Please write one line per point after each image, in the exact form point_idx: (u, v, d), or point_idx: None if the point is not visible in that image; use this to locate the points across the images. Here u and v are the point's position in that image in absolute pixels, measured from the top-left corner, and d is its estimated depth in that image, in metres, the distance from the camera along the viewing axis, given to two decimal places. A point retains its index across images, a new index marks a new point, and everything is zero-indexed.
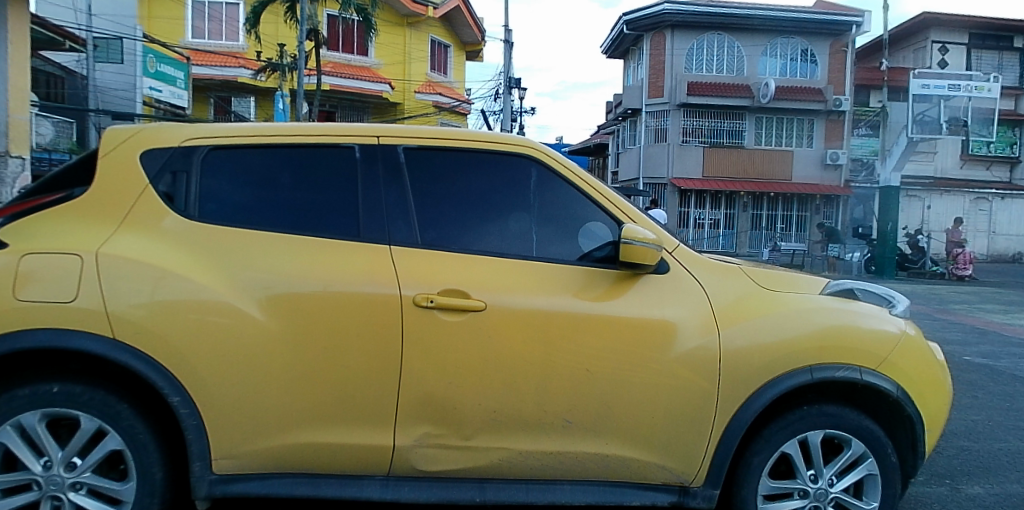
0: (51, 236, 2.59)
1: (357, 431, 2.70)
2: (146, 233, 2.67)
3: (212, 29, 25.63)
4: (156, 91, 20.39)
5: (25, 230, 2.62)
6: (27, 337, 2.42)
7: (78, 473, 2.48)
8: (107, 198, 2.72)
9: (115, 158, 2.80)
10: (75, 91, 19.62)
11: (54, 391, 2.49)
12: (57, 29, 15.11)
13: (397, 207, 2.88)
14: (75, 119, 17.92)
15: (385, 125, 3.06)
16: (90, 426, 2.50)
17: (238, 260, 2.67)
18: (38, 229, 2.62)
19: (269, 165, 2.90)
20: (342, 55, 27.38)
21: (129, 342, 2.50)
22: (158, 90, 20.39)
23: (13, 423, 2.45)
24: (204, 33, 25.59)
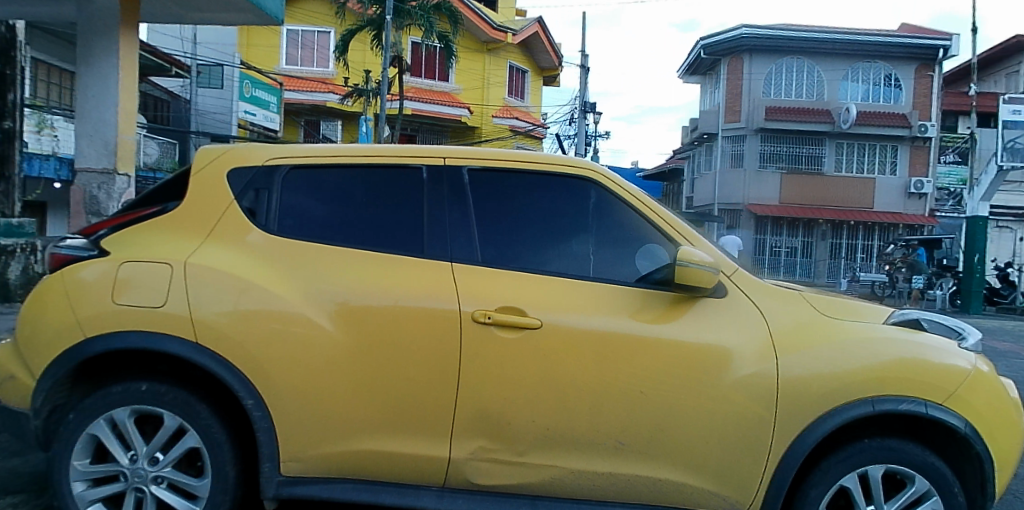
0: (148, 246, 2.84)
1: (415, 440, 2.79)
2: (231, 245, 2.88)
3: (305, 56, 27.17)
4: (251, 114, 21.64)
5: (125, 241, 2.89)
6: (122, 337, 2.67)
7: (159, 467, 2.65)
8: (197, 213, 2.96)
9: (205, 176, 3.05)
10: (179, 114, 21.46)
11: (142, 388, 2.70)
12: (164, 56, 16.49)
13: (459, 225, 2.99)
14: (179, 140, 19.67)
15: (450, 146, 3.19)
16: (171, 423, 2.67)
17: (310, 272, 2.83)
18: (136, 240, 2.88)
19: (342, 182, 3.08)
20: (425, 81, 28.51)
21: (208, 347, 2.70)
22: (252, 114, 21.66)
23: (106, 417, 2.68)
24: (297, 60, 27.11)
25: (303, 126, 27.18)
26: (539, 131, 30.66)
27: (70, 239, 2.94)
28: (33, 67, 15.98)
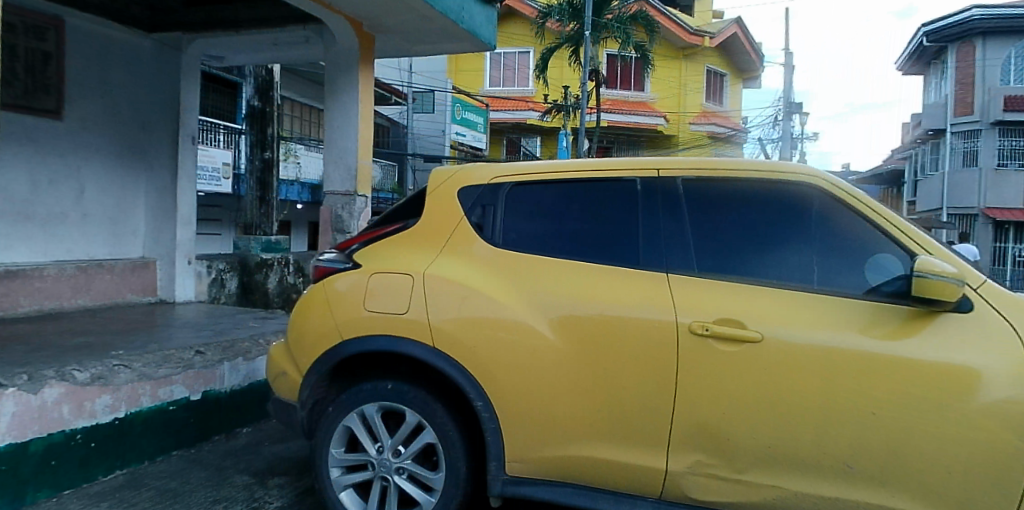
0: (391, 258, 3.14)
1: (633, 450, 2.80)
2: (460, 257, 3.10)
3: (505, 77, 28.70)
4: (461, 136, 23.78)
5: (373, 254, 3.21)
6: (374, 340, 2.98)
7: (402, 459, 2.92)
8: (430, 228, 3.22)
9: (438, 195, 3.31)
10: (397, 139, 23.20)
11: (388, 387, 2.98)
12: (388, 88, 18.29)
13: (676, 237, 2.97)
14: (399, 163, 22.02)
15: (662, 157, 3.19)
16: (412, 419, 2.93)
17: (532, 283, 2.96)
18: (380, 253, 3.20)
19: (559, 197, 3.19)
20: (621, 91, 28.69)
21: (444, 351, 2.92)
22: (462, 135, 23.72)
23: (358, 411, 2.99)
24: (501, 81, 28.73)
25: (508, 142, 28.74)
26: (740, 135, 29.82)
27: (326, 252, 3.31)
28: (284, 104, 17.39)
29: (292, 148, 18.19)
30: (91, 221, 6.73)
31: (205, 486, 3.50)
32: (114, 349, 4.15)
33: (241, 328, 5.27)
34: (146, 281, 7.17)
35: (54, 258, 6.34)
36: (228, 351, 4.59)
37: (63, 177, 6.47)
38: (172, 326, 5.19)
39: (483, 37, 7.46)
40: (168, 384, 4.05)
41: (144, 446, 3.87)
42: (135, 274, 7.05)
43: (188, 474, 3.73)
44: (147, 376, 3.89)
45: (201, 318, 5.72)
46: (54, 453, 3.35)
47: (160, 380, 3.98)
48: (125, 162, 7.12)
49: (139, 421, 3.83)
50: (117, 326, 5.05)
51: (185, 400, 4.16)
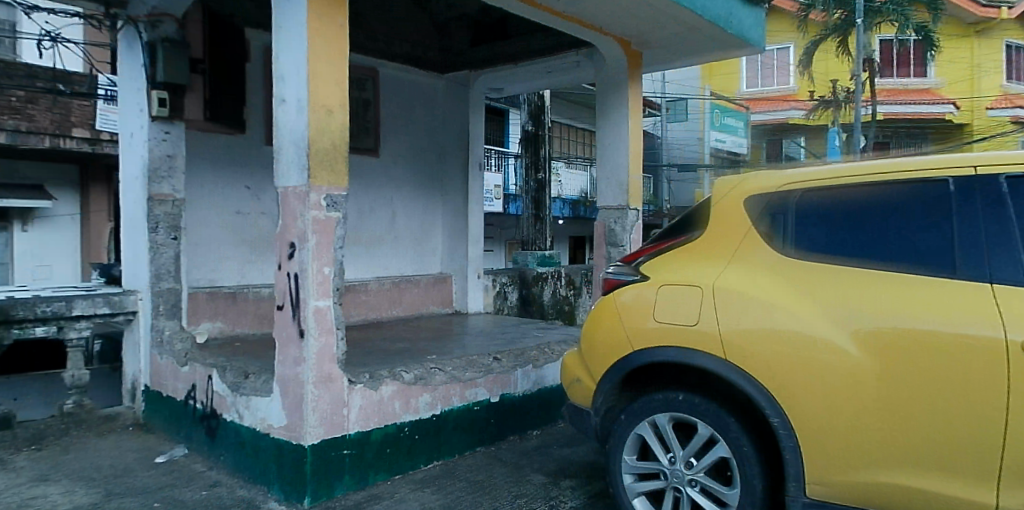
0: (679, 267, 2.91)
1: (970, 487, 2.08)
2: (745, 265, 2.71)
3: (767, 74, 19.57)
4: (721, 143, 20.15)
5: (661, 263, 3.01)
6: (662, 352, 2.81)
7: (694, 471, 2.77)
8: (714, 239, 2.87)
9: (721, 206, 2.93)
10: (652, 151, 20.43)
11: (680, 397, 2.89)
12: None
13: (1008, 245, 2.23)
14: (655, 176, 20.36)
15: (991, 152, 2.43)
16: (703, 431, 2.79)
17: (824, 291, 2.46)
18: (671, 262, 2.96)
19: (852, 200, 2.60)
20: (906, 68, 20.13)
21: (733, 361, 2.59)
22: (722, 141, 20.10)
23: (650, 419, 2.98)
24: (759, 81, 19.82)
25: (767, 143, 19.90)
26: None
27: (612, 264, 3.19)
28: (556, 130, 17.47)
29: (555, 169, 17.72)
30: (400, 242, 6.10)
31: (511, 482, 3.42)
32: (427, 353, 4.15)
33: (527, 335, 5.07)
34: (444, 294, 6.42)
35: (377, 275, 5.90)
36: (521, 357, 4.30)
37: (379, 201, 5.88)
38: (467, 333, 5.10)
39: (752, 40, 5.12)
40: (472, 386, 3.88)
41: (460, 441, 3.78)
42: (436, 289, 6.33)
43: (491, 469, 3.63)
44: (458, 377, 3.76)
45: (493, 328, 5.48)
46: (390, 442, 3.39)
47: (467, 382, 3.81)
48: (424, 187, 6.31)
49: (452, 419, 3.71)
50: (425, 333, 5.01)
51: (486, 401, 3.95)
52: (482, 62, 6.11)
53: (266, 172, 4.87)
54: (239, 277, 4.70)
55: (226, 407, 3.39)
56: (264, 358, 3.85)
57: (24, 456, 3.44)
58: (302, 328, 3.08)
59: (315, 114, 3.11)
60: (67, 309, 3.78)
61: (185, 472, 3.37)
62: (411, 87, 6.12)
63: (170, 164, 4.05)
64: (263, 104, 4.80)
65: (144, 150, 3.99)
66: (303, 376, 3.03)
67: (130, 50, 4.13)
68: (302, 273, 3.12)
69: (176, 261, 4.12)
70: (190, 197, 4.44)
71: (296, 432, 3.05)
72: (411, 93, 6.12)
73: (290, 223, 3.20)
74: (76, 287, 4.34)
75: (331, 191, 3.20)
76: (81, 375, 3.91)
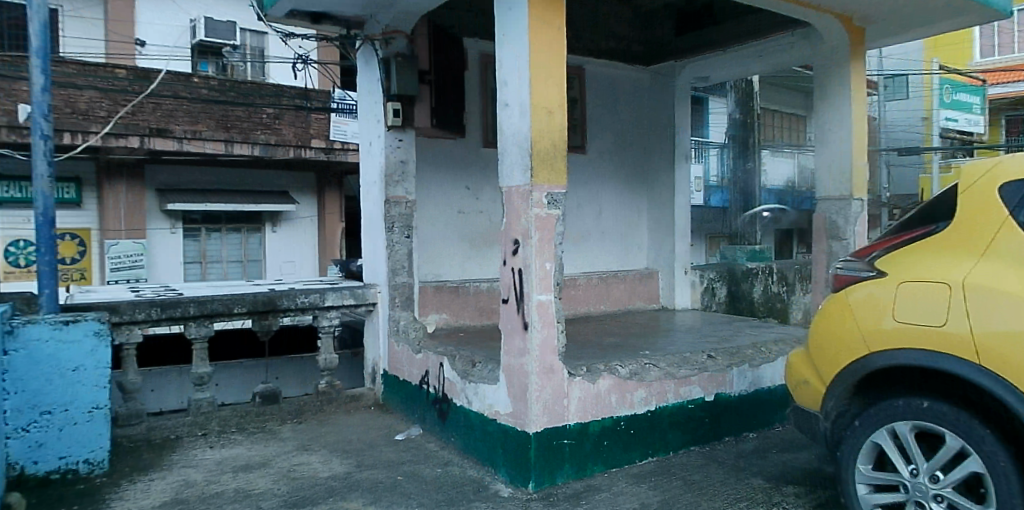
0: (925, 264, 2.52)
1: None
2: (1008, 258, 2.30)
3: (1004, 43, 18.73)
4: (954, 121, 17.95)
5: (898, 260, 2.65)
6: (904, 355, 2.46)
7: (941, 486, 2.29)
8: (967, 230, 2.48)
9: (976, 192, 2.55)
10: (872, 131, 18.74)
11: (924, 405, 2.43)
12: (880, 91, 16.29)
13: None
14: (873, 160, 18.75)
15: None
16: (953, 444, 2.31)
17: None
18: (910, 258, 2.60)
19: None
20: None
21: (990, 368, 2.22)
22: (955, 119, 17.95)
23: (888, 428, 2.54)
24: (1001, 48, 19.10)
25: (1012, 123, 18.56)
26: None
27: (842, 260, 2.87)
28: (764, 116, 16.89)
29: (763, 157, 17.33)
30: (607, 238, 6.14)
31: (727, 485, 3.45)
32: (642, 348, 4.31)
33: (740, 335, 4.91)
34: (651, 290, 6.36)
35: (587, 272, 5.97)
36: (736, 357, 4.34)
37: (587, 200, 5.98)
38: (675, 329, 5.10)
39: (998, 5, 4.58)
40: (687, 383, 4.03)
41: (670, 438, 3.94)
42: (642, 285, 6.30)
43: (706, 469, 3.73)
44: (672, 375, 3.92)
45: (702, 324, 5.42)
46: (605, 435, 3.63)
47: (681, 379, 3.97)
48: (629, 185, 6.31)
49: (666, 415, 3.91)
50: (635, 328, 5.09)
51: (701, 400, 4.08)
52: (684, 53, 6.02)
53: (482, 173, 5.14)
54: (460, 271, 5.03)
55: (457, 393, 3.79)
56: (489, 348, 4.11)
57: (289, 428, 4.05)
58: (526, 321, 3.37)
59: (536, 117, 3.41)
60: (320, 301, 4.30)
61: (424, 451, 3.81)
62: (611, 83, 6.11)
63: (403, 169, 4.48)
64: (478, 109, 5.08)
65: (382, 156, 4.44)
66: (527, 367, 3.32)
67: (367, 66, 4.62)
68: (526, 269, 3.44)
69: (409, 257, 4.54)
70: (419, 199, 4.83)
71: (521, 420, 3.35)
72: (607, 89, 6.08)
73: (514, 222, 3.54)
74: (324, 280, 5.04)
75: (551, 189, 3.46)
76: (331, 358, 4.39)
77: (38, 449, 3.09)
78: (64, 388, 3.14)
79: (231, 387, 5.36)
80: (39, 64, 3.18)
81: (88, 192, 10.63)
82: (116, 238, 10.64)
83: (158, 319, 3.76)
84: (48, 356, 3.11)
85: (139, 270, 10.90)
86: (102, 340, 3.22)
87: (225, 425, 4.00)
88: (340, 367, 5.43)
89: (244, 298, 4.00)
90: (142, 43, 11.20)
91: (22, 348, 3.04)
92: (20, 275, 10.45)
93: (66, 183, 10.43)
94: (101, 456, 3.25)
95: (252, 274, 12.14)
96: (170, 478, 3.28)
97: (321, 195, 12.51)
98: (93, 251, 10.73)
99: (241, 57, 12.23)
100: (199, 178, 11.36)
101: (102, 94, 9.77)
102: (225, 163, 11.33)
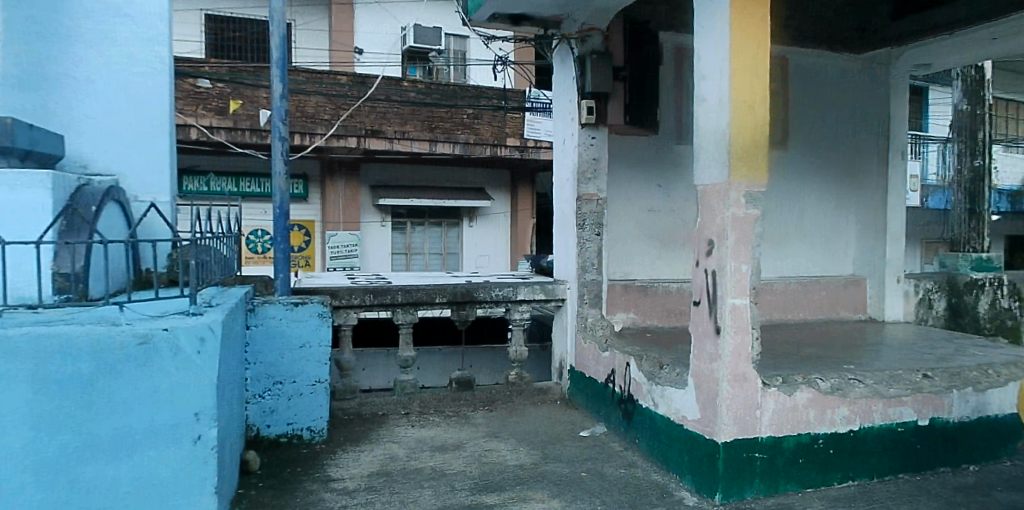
0: None
1: None
2: None
3: None
4: None
5: None
6: None
7: None
8: None
9: None
10: None
11: None
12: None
13: None
14: None
15: None
16: None
17: None
18: None
19: None
20: None
21: None
22: None
23: None
24: None
25: None
26: None
27: None
28: (999, 107, 14.84)
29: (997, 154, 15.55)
30: (809, 242, 5.82)
31: None
32: (845, 363, 4.02)
33: (964, 355, 4.31)
34: (857, 299, 5.91)
35: (794, 277, 5.74)
36: (957, 378, 3.82)
37: (788, 200, 5.71)
38: (885, 346, 4.63)
39: None
40: (897, 404, 3.61)
41: (875, 462, 3.57)
42: (845, 292, 5.86)
43: (920, 501, 3.35)
44: (880, 393, 3.53)
45: (915, 340, 4.87)
46: (801, 452, 3.36)
47: (891, 399, 3.57)
48: (837, 185, 5.89)
49: (871, 436, 3.53)
50: (836, 341, 4.77)
51: (913, 424, 3.65)
52: (906, 36, 5.56)
53: (675, 171, 5.19)
54: (649, 272, 5.13)
55: (643, 394, 3.80)
56: (675, 352, 4.11)
57: (481, 414, 4.44)
58: (718, 326, 3.20)
59: (737, 111, 3.22)
60: (513, 294, 4.74)
61: (607, 450, 3.88)
62: (820, 70, 5.78)
63: (595, 166, 4.73)
64: (673, 106, 5.13)
65: (575, 154, 4.74)
66: (717, 373, 3.17)
67: (562, 65, 5.01)
68: (720, 270, 3.23)
69: (598, 255, 4.78)
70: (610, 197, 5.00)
71: (710, 428, 3.21)
72: (824, 76, 5.80)
73: (709, 221, 3.36)
74: (516, 275, 5.59)
75: (751, 187, 3.23)
76: (520, 351, 4.83)
77: (272, 415, 3.71)
78: (294, 362, 3.72)
79: (431, 370, 5.87)
80: (277, 72, 3.64)
81: (313, 189, 11.96)
82: (335, 230, 11.97)
83: (371, 304, 4.39)
84: (281, 333, 3.69)
85: (353, 258, 12.12)
86: (323, 321, 3.75)
87: (425, 407, 4.49)
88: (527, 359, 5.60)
89: (445, 289, 4.54)
90: (360, 51, 12.59)
91: (262, 324, 3.65)
92: (258, 260, 11.85)
93: (297, 180, 11.84)
94: (321, 425, 3.82)
95: (451, 266, 13.07)
96: (377, 452, 3.70)
97: (514, 191, 13.21)
98: (316, 240, 12.07)
99: (446, 60, 13.20)
100: (407, 175, 12.46)
101: (328, 99, 10.93)
102: (431, 163, 12.41)
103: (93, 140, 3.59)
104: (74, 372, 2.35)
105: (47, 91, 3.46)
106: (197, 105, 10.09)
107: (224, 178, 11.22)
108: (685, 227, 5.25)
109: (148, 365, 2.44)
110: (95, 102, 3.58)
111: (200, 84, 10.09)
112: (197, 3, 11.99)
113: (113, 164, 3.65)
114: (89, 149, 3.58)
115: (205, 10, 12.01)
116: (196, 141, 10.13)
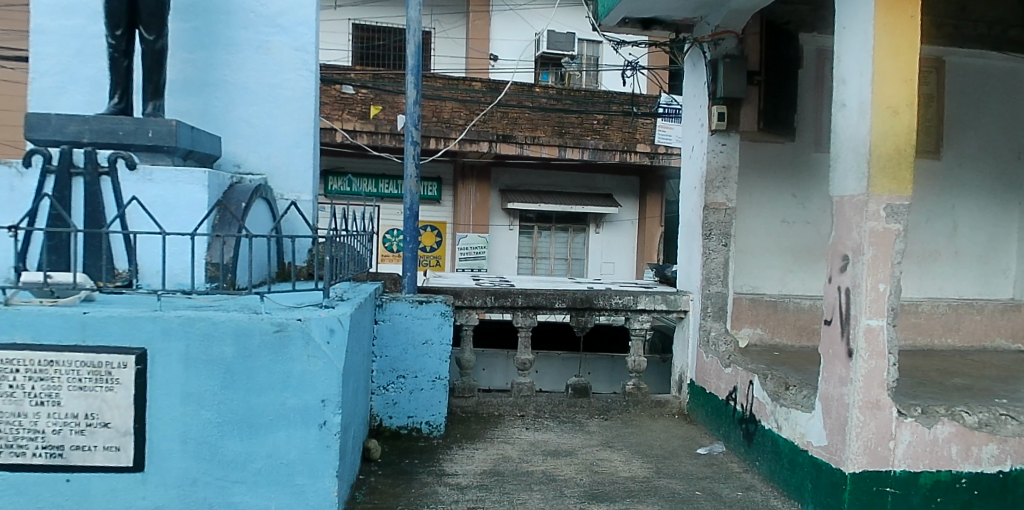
0: None
1: None
2: None
3: None
4: None
5: None
6: None
7: None
8: None
9: None
10: None
11: None
12: None
13: None
14: None
15: None
16: None
17: None
18: None
19: None
20: None
21: None
22: None
23: None
24: None
25: None
26: None
27: None
28: None
29: None
30: (962, 260, 5.36)
31: None
32: (997, 397, 3.62)
33: None
34: (1016, 326, 5.32)
35: (941, 298, 5.31)
36: None
37: (939, 213, 5.30)
38: None
39: None
40: None
41: None
42: (1004, 318, 5.30)
43: None
44: None
45: None
46: (941, 490, 3.02)
47: None
48: (998, 199, 5.39)
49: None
50: (989, 372, 4.32)
51: None
52: None
53: (812, 180, 5.02)
54: (780, 286, 5.02)
55: (766, 415, 3.61)
56: (803, 373, 3.92)
57: (595, 423, 4.41)
58: (850, 349, 2.94)
59: (878, 117, 2.90)
60: (633, 303, 4.66)
61: (725, 470, 3.72)
62: (981, 72, 5.31)
63: (725, 174, 4.60)
64: (812, 111, 4.96)
65: (704, 161, 4.63)
66: (848, 399, 2.93)
67: (694, 68, 4.91)
68: (855, 287, 2.95)
69: (724, 265, 4.63)
70: (744, 206, 4.94)
71: (837, 456, 2.99)
72: (986, 80, 5.32)
73: (845, 235, 3.04)
74: (639, 284, 5.52)
75: (892, 201, 2.89)
76: (639, 361, 4.75)
77: (394, 407, 3.90)
78: (417, 357, 3.89)
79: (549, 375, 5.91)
80: (413, 78, 3.87)
81: (446, 191, 12.48)
82: (465, 232, 12.38)
83: (491, 306, 4.52)
84: (406, 329, 3.87)
85: (480, 261, 12.52)
86: (446, 320, 3.90)
87: (540, 411, 4.56)
88: (648, 371, 5.58)
89: (564, 295, 4.54)
90: (494, 58, 12.95)
91: (389, 319, 3.85)
92: (392, 259, 12.53)
93: (430, 182, 12.40)
94: (439, 421, 3.95)
95: (576, 271, 13.16)
96: (490, 452, 3.78)
97: (642, 198, 13.00)
98: (447, 242, 12.57)
99: (578, 66, 13.26)
100: (534, 180, 12.66)
101: (462, 105, 11.32)
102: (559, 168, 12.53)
103: (246, 142, 3.91)
104: (220, 355, 2.53)
105: (210, 96, 3.83)
106: (343, 110, 10.77)
107: (364, 179, 11.90)
108: (820, 239, 5.09)
109: (284, 353, 2.56)
110: (249, 107, 3.91)
111: (346, 90, 10.73)
112: (346, 13, 12.78)
113: (263, 164, 3.95)
114: (242, 149, 3.91)
115: (353, 20, 12.80)
116: (341, 143, 10.92)
